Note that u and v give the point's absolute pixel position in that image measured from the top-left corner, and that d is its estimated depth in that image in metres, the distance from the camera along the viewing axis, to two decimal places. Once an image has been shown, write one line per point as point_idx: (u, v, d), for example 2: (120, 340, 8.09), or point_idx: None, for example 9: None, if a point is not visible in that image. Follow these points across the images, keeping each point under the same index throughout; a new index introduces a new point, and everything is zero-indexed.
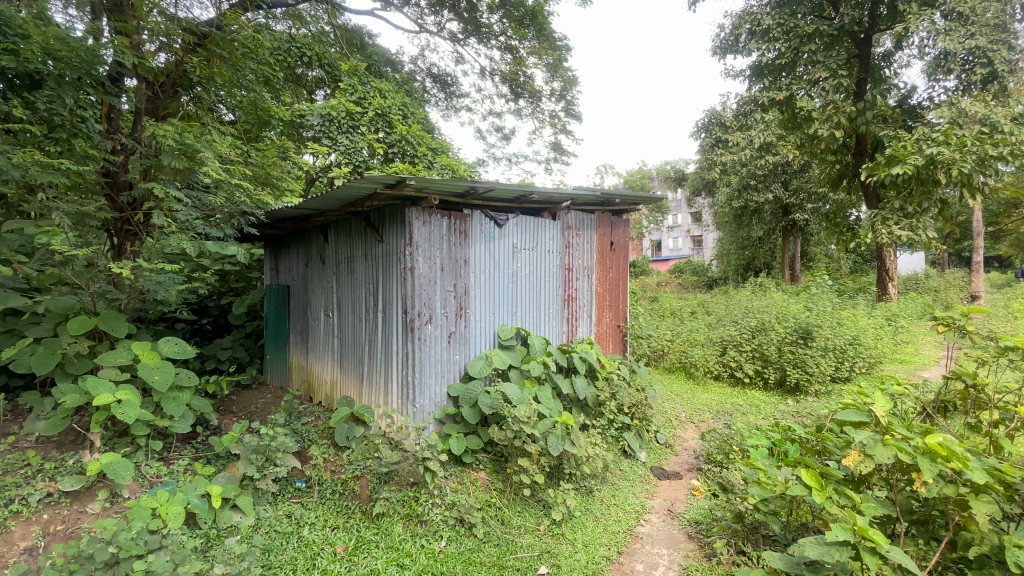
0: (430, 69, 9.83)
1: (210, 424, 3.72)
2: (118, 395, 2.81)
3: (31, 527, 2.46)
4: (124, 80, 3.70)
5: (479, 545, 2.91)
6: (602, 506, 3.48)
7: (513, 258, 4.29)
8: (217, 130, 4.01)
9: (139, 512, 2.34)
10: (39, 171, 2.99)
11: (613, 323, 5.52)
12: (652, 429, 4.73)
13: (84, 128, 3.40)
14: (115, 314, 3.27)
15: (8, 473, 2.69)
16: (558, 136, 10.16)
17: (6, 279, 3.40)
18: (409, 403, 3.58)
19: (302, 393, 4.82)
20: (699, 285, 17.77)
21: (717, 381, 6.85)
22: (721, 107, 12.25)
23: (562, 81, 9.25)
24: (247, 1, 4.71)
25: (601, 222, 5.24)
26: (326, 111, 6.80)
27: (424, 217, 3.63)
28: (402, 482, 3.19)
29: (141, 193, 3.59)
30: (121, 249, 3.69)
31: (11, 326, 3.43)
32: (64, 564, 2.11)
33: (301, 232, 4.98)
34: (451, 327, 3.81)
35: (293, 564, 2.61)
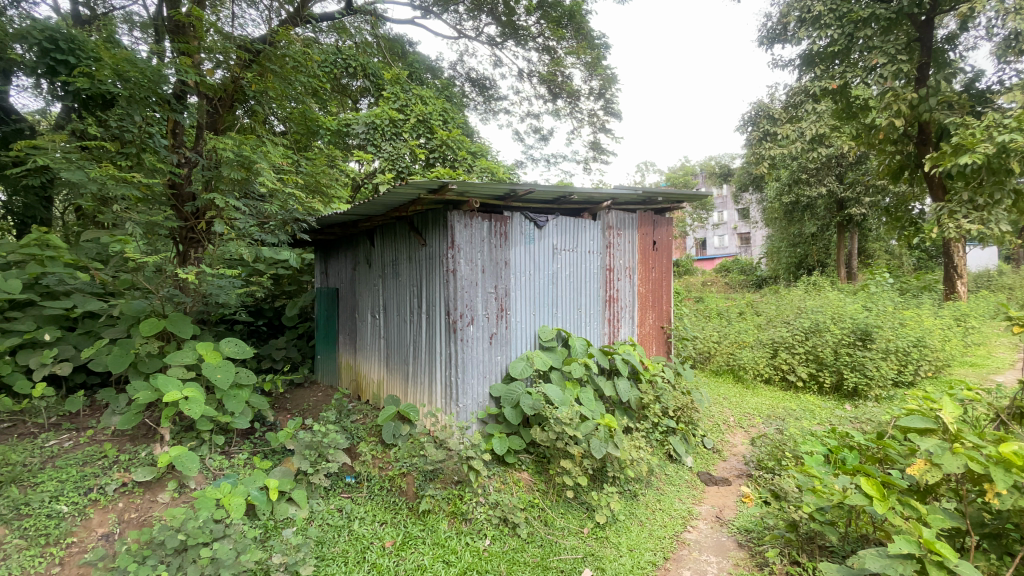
0: (469, 74, 10.01)
1: (267, 420, 3.92)
2: (186, 392, 3.00)
3: (107, 514, 2.65)
4: (187, 98, 3.97)
5: (524, 545, 2.92)
6: (647, 510, 3.43)
7: (553, 259, 4.29)
8: (271, 142, 4.23)
9: (205, 502, 2.48)
10: (114, 185, 3.23)
11: (656, 323, 5.42)
12: (699, 432, 4.61)
13: (152, 144, 3.61)
14: (181, 316, 3.49)
15: (88, 464, 2.93)
16: (598, 135, 10.06)
17: (85, 284, 3.69)
18: (452, 402, 3.64)
19: (351, 392, 4.99)
20: (747, 285, 17.07)
21: (768, 385, 6.58)
22: (769, 99, 11.76)
23: (601, 79, 9.13)
24: (298, 17, 4.99)
25: (642, 221, 5.16)
26: (370, 119, 7.03)
27: (465, 220, 3.69)
28: (447, 481, 3.25)
29: (204, 203, 3.84)
30: (186, 256, 3.95)
31: (90, 328, 3.72)
32: (139, 549, 2.26)
33: (349, 237, 5.16)
34: (492, 328, 3.85)
35: (344, 557, 2.71)
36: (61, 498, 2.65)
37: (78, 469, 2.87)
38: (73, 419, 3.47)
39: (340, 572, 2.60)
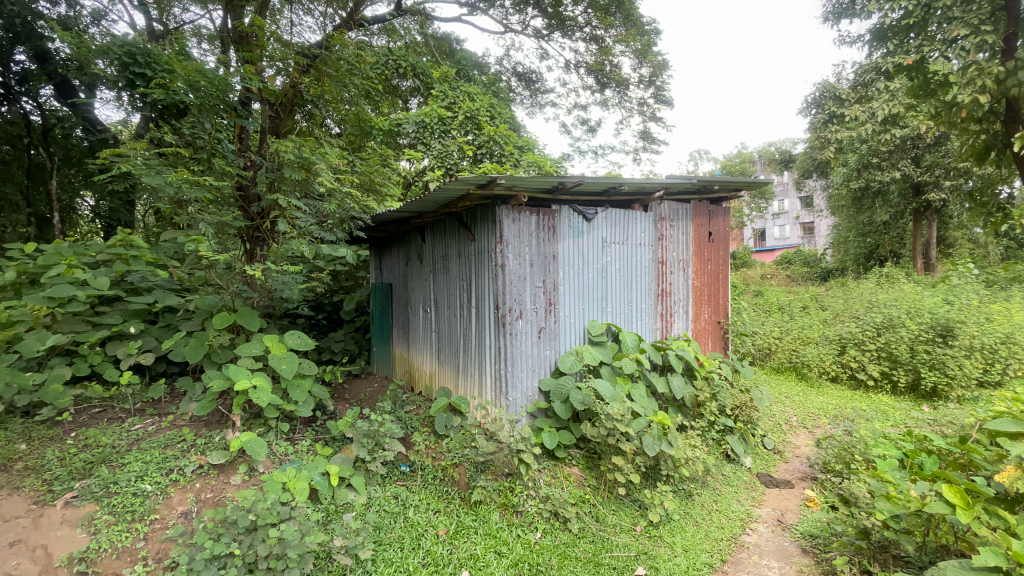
0: (515, 68, 10.02)
1: (327, 409, 4.11)
2: (254, 381, 3.20)
3: (186, 494, 2.87)
4: (251, 104, 4.20)
5: (575, 540, 2.91)
6: (703, 511, 3.33)
7: (603, 252, 4.22)
8: (328, 144, 4.38)
9: (273, 486, 2.63)
10: (188, 188, 3.47)
11: (713, 318, 5.24)
12: (758, 432, 4.43)
13: (220, 149, 3.91)
14: (249, 310, 3.71)
15: (169, 447, 3.19)
16: (648, 124, 9.78)
17: (164, 281, 4.01)
18: (502, 395, 3.67)
19: (405, 384, 5.15)
20: (811, 278, 16.09)
21: (835, 384, 6.21)
22: (835, 78, 10.99)
23: (651, 66, 8.85)
24: (351, 21, 5.17)
25: (697, 212, 4.99)
26: (420, 118, 7.21)
27: (514, 215, 3.70)
28: (498, 473, 3.28)
29: (268, 204, 4.04)
30: (252, 254, 4.14)
31: (169, 321, 4.04)
32: (214, 527, 2.42)
33: (402, 233, 5.31)
34: (541, 323, 3.84)
35: (400, 543, 2.81)
36: (146, 477, 2.90)
37: (160, 451, 3.13)
38: (156, 404, 3.78)
39: (396, 557, 2.69)
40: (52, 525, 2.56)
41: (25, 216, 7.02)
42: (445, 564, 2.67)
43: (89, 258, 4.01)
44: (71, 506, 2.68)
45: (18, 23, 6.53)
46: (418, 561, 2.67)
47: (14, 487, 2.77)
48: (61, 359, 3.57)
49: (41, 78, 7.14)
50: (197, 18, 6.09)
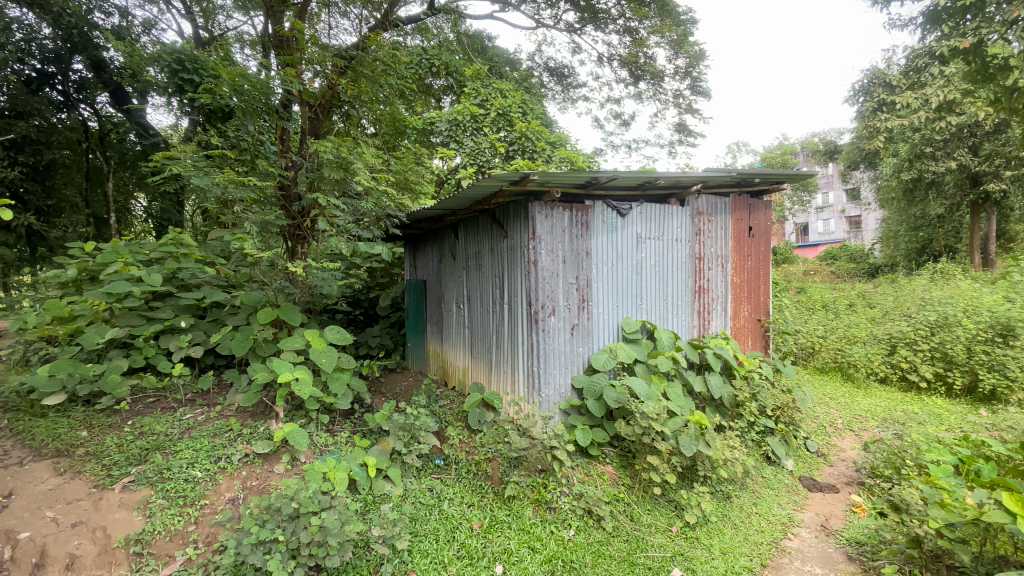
0: (548, 63, 9.96)
1: (365, 402, 4.21)
2: (296, 373, 3.32)
3: (234, 481, 3.00)
4: (292, 106, 4.33)
5: (609, 538, 2.89)
6: (742, 514, 3.24)
7: (637, 248, 4.16)
8: (365, 143, 4.47)
9: (314, 475, 2.71)
10: (233, 188, 3.63)
11: (753, 316, 5.09)
12: (801, 434, 4.28)
13: (262, 150, 4.09)
14: (291, 305, 3.84)
15: (218, 435, 3.34)
16: (683, 117, 9.56)
17: (212, 277, 4.20)
18: (535, 391, 3.66)
19: (439, 378, 5.22)
20: (858, 274, 15.34)
21: (884, 385, 5.92)
22: (885, 64, 10.44)
23: (687, 57, 8.61)
24: (387, 22, 5.26)
25: (736, 206, 4.85)
26: (453, 117, 7.29)
27: (546, 211, 3.68)
28: (531, 468, 3.29)
29: (308, 203, 4.16)
30: (294, 252, 4.27)
31: (216, 316, 4.21)
32: (260, 514, 2.51)
33: (435, 230, 5.37)
34: (574, 320, 3.81)
35: (436, 534, 2.85)
36: (196, 465, 3.04)
37: (209, 440, 3.28)
38: (205, 394, 3.95)
39: (431, 549, 2.74)
40: (111, 508, 2.71)
41: (85, 217, 7.60)
42: (479, 557, 2.70)
43: (143, 256, 4.23)
44: (128, 490, 2.85)
45: (76, 34, 6.91)
46: (452, 553, 2.71)
47: (77, 471, 2.96)
48: (119, 351, 3.78)
49: (97, 86, 7.62)
50: (240, 24, 6.32)
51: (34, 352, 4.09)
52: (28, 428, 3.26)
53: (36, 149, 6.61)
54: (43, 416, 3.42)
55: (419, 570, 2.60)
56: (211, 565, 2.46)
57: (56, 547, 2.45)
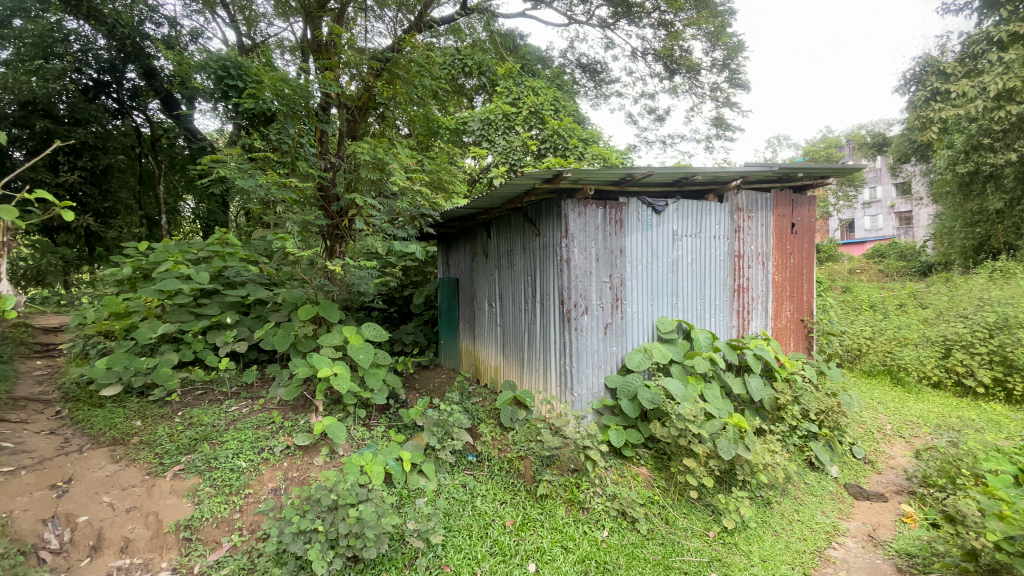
0: (580, 60, 9.88)
1: (399, 398, 4.28)
2: (335, 369, 3.41)
3: (276, 472, 3.11)
4: (330, 108, 4.45)
5: (643, 541, 2.85)
6: (783, 520, 3.14)
7: (673, 246, 4.07)
8: (399, 144, 4.55)
9: (352, 468, 2.76)
10: (275, 190, 3.76)
11: (796, 316, 4.92)
12: (846, 440, 4.10)
13: (302, 152, 4.16)
14: (330, 303, 3.95)
15: (261, 428, 3.48)
16: (720, 111, 9.29)
17: (255, 275, 4.35)
18: (568, 390, 3.64)
19: (471, 376, 5.26)
20: (909, 273, 14.54)
21: (937, 390, 5.60)
22: (938, 51, 9.87)
23: (725, 49, 8.37)
24: (421, 23, 5.34)
25: (777, 202, 4.69)
26: (485, 116, 7.33)
27: (580, 208, 3.65)
28: (563, 468, 3.28)
29: (346, 203, 4.27)
30: (333, 250, 4.41)
31: (259, 313, 4.36)
32: (300, 504, 2.59)
33: (468, 229, 5.42)
34: (607, 319, 3.77)
35: (469, 530, 2.88)
36: (241, 455, 3.17)
37: (253, 431, 3.41)
38: (249, 388, 4.10)
39: (465, 544, 2.77)
40: (162, 494, 2.86)
41: (139, 218, 8.06)
42: (512, 555, 2.71)
43: (192, 255, 4.44)
44: (178, 477, 2.99)
45: (128, 45, 7.25)
46: (485, 549, 2.73)
47: (132, 459, 3.14)
48: (169, 346, 3.99)
49: (149, 94, 7.92)
50: (280, 30, 6.55)
51: (93, 345, 4.36)
52: (88, 417, 3.50)
53: (94, 154, 7.05)
54: (101, 407, 3.65)
55: (452, 565, 2.62)
56: (255, 552, 2.56)
57: (112, 530, 2.61)
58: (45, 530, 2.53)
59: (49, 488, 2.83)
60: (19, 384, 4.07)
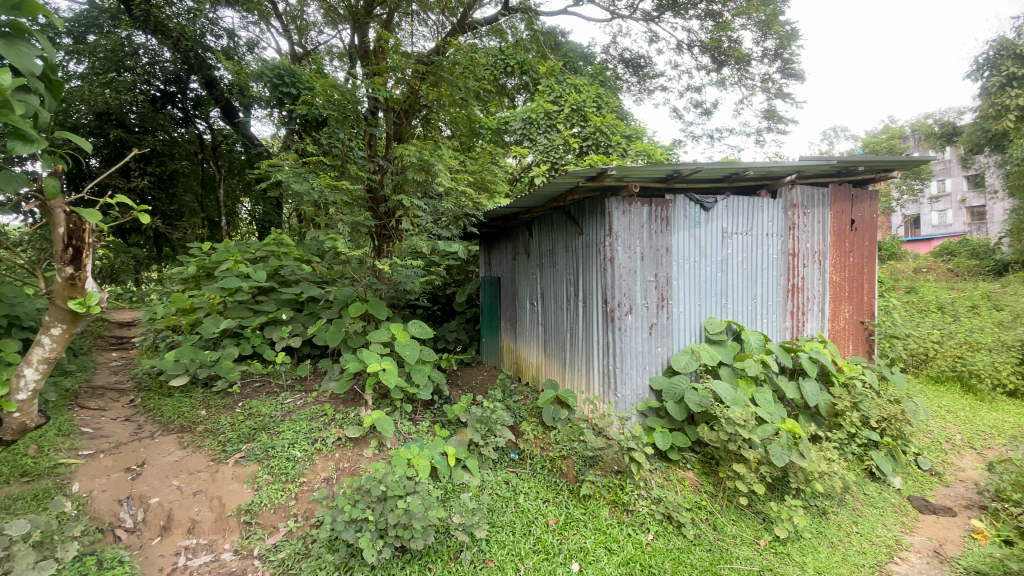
0: (623, 55, 9.72)
1: (443, 394, 4.36)
2: (383, 364, 3.52)
3: (328, 462, 3.25)
4: (378, 112, 4.59)
5: (690, 546, 2.79)
6: (840, 532, 2.99)
7: (723, 244, 3.95)
8: (444, 145, 4.64)
9: (399, 461, 2.84)
10: (328, 192, 3.92)
11: (855, 318, 4.66)
12: (911, 449, 3.85)
13: (352, 155, 4.34)
14: (378, 300, 4.07)
15: (314, 419, 3.63)
16: (772, 103, 8.91)
17: (309, 274, 4.55)
18: (611, 391, 3.60)
19: (513, 374, 5.29)
20: (983, 273, 13.41)
21: (1015, 399, 5.17)
22: (1018, 32, 9.07)
23: (777, 38, 8.01)
24: (462, 25, 5.42)
25: (835, 197, 4.46)
26: (527, 115, 7.36)
27: (624, 207, 3.60)
28: (607, 469, 3.25)
29: (393, 204, 4.41)
30: (380, 250, 4.55)
31: (312, 309, 4.55)
32: (351, 493, 2.69)
33: (510, 228, 5.45)
34: (652, 319, 3.70)
35: (512, 527, 2.91)
36: (296, 445, 3.32)
37: (307, 423, 3.57)
38: (303, 381, 4.29)
39: (508, 540, 2.80)
40: (225, 479, 3.04)
41: (202, 220, 8.56)
42: (556, 553, 2.71)
43: (250, 255, 4.69)
44: (239, 464, 3.18)
45: (192, 57, 7.62)
46: (529, 547, 2.75)
47: (197, 446, 3.36)
48: (230, 340, 4.24)
49: (210, 102, 8.39)
50: (330, 38, 6.81)
51: (162, 339, 4.69)
52: (158, 406, 3.78)
53: (162, 161, 7.55)
54: (170, 396, 3.93)
55: (496, 560, 2.66)
56: (309, 538, 2.69)
57: (181, 511, 2.80)
58: (120, 510, 2.74)
59: (125, 470, 3.07)
60: (98, 374, 4.43)
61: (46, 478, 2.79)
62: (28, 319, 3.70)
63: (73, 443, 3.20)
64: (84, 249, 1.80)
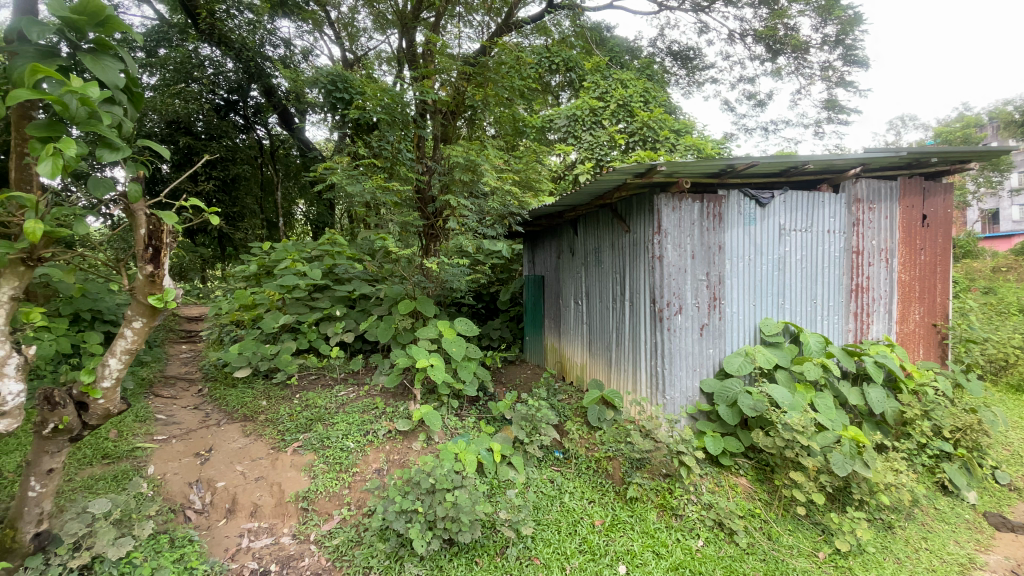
0: (671, 47, 9.47)
1: (488, 390, 4.42)
2: (431, 360, 3.60)
3: (380, 453, 3.36)
4: (426, 114, 4.70)
5: (742, 555, 2.69)
6: (907, 548, 2.80)
7: (779, 242, 3.78)
8: (489, 144, 4.68)
9: (447, 455, 2.90)
10: (379, 193, 4.06)
11: (926, 320, 4.35)
12: (989, 463, 3.56)
13: (401, 157, 4.46)
14: (426, 298, 4.17)
15: (366, 412, 3.77)
16: (833, 91, 8.41)
17: (361, 272, 4.72)
18: (659, 393, 3.53)
19: (557, 373, 5.27)
20: None
21: None
22: None
23: (838, 23, 7.57)
24: (505, 25, 5.47)
25: (905, 191, 4.17)
26: (571, 112, 7.30)
27: (674, 203, 3.51)
28: (655, 472, 3.19)
29: (441, 204, 4.51)
30: (428, 249, 4.66)
31: (364, 306, 4.72)
32: (401, 485, 2.77)
33: (555, 227, 5.44)
34: (703, 319, 3.59)
35: (558, 525, 2.91)
36: (349, 436, 3.46)
37: (360, 415, 3.71)
38: (355, 375, 4.46)
39: (554, 539, 2.80)
40: (284, 467, 3.21)
41: (261, 221, 9.06)
42: (602, 555, 2.69)
43: (306, 254, 4.92)
44: (297, 453, 3.34)
45: (252, 66, 8.02)
46: (574, 547, 2.74)
47: (259, 434, 3.56)
48: (289, 335, 4.47)
49: (269, 109, 8.84)
50: (378, 42, 7.00)
51: (227, 333, 5.01)
52: (224, 396, 4.03)
53: (225, 165, 8.01)
54: (235, 386, 4.19)
55: (542, 558, 2.67)
56: (361, 526, 2.80)
57: (244, 496, 2.98)
58: (190, 493, 2.94)
59: (194, 455, 3.30)
60: (171, 365, 4.79)
61: (125, 460, 3.06)
62: (109, 313, 4.04)
63: (149, 429, 3.48)
64: (163, 249, 1.93)
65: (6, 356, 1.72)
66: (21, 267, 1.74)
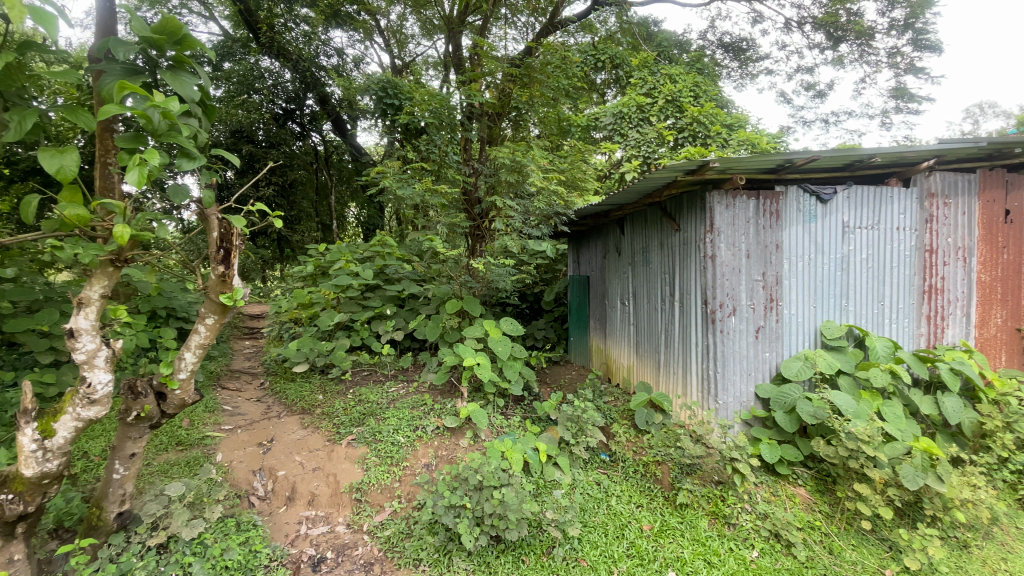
0: (723, 39, 9.12)
1: (534, 390, 4.43)
2: (478, 359, 3.66)
3: (429, 449, 3.45)
4: (472, 117, 4.77)
5: (801, 569, 2.57)
6: (987, 569, 2.58)
7: (842, 240, 3.58)
8: (534, 145, 4.70)
9: (494, 453, 2.94)
10: (427, 195, 4.16)
11: (1010, 324, 3.99)
12: None
13: (448, 160, 4.55)
14: (473, 298, 4.24)
15: (415, 408, 3.87)
16: (902, 79, 7.86)
17: (409, 272, 4.86)
18: (711, 397, 3.43)
19: (603, 374, 5.22)
20: None
21: None
22: None
23: (908, 5, 7.07)
24: (549, 27, 5.48)
25: (985, 184, 3.84)
26: (618, 110, 7.17)
27: (727, 201, 3.41)
28: (706, 479, 3.11)
29: (487, 206, 4.58)
30: (474, 249, 4.72)
31: (413, 306, 4.85)
32: (450, 481, 2.83)
33: (600, 226, 5.39)
34: (758, 321, 3.46)
35: (605, 528, 2.88)
36: (400, 431, 3.57)
37: (409, 411, 3.82)
38: (404, 372, 4.59)
39: (601, 541, 2.77)
40: (339, 459, 3.36)
41: (316, 224, 9.48)
42: (651, 560, 2.65)
43: (358, 255, 5.11)
44: (351, 446, 3.48)
45: (308, 76, 8.41)
46: (622, 550, 2.71)
47: (316, 426, 3.74)
48: (342, 332, 4.66)
49: (323, 116, 9.24)
50: (426, 48, 7.16)
51: (286, 330, 5.28)
52: (284, 389, 4.26)
53: (284, 172, 8.45)
54: (293, 380, 4.42)
55: (589, 560, 2.64)
56: (411, 519, 2.88)
57: (303, 484, 3.14)
58: (253, 480, 3.13)
59: (257, 445, 3.50)
60: (236, 359, 5.10)
61: (197, 447, 3.29)
62: (182, 310, 4.36)
63: (217, 419, 3.73)
64: (233, 251, 2.06)
65: (96, 349, 1.88)
66: (110, 267, 1.89)
